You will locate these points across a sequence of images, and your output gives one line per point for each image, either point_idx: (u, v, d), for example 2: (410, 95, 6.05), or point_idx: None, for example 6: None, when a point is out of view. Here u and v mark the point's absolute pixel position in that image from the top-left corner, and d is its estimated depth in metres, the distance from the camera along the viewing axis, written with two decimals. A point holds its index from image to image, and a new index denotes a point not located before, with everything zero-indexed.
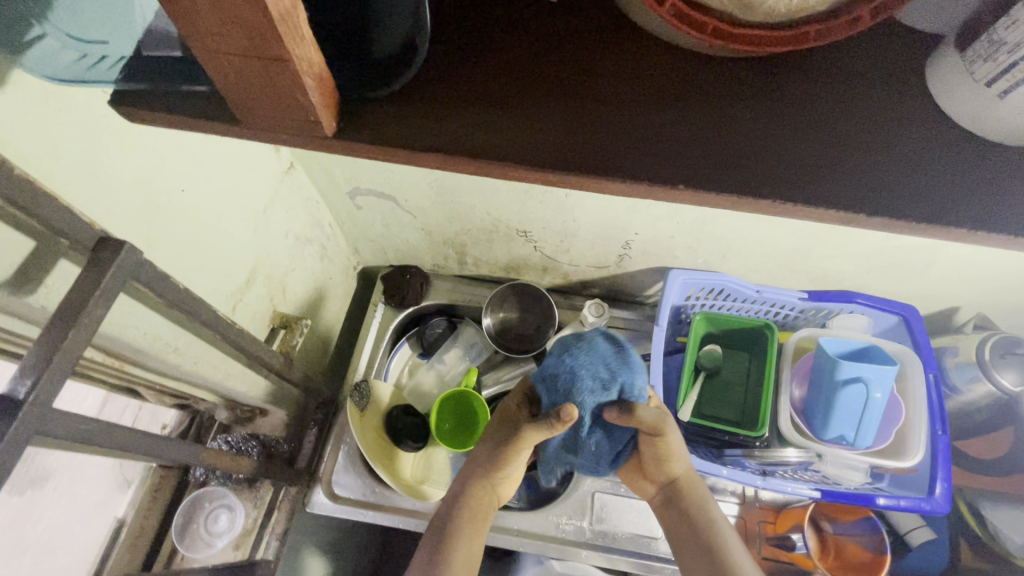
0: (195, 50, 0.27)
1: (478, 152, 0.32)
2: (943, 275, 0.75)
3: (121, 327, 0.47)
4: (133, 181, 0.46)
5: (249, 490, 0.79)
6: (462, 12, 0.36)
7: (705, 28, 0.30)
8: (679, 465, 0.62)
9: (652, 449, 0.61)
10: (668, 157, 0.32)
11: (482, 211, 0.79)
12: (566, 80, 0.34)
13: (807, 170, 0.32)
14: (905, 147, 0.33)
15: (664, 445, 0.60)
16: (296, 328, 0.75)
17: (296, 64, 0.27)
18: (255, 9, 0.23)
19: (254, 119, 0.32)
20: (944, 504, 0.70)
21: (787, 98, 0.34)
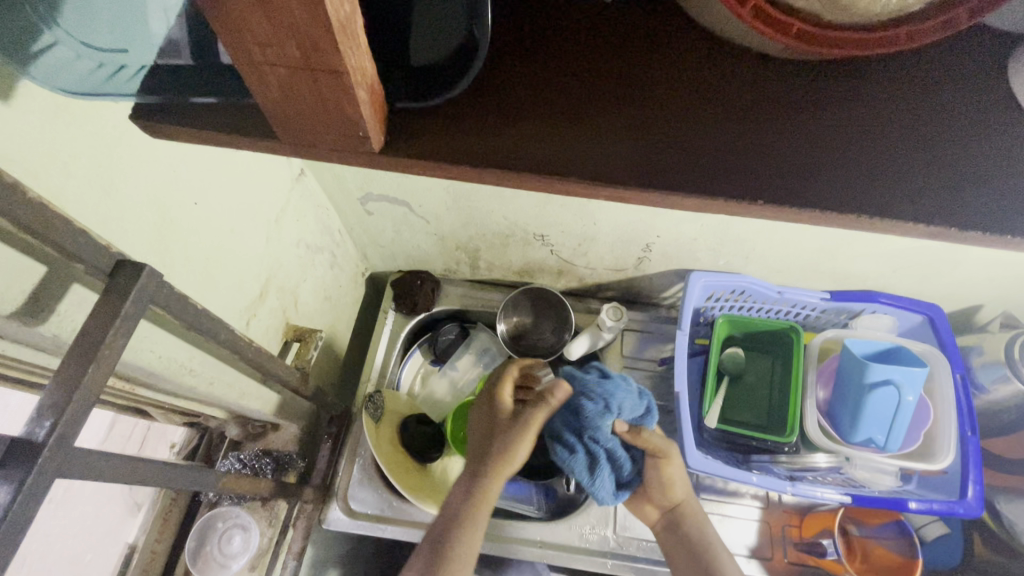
0: (237, 61, 0.24)
1: (539, 167, 0.30)
2: (970, 274, 0.74)
3: (136, 352, 0.45)
4: (147, 196, 0.43)
5: (264, 509, 0.75)
6: (509, 18, 0.34)
7: (789, 30, 0.28)
8: (681, 491, 0.69)
9: (657, 472, 0.68)
10: (741, 170, 0.30)
11: (500, 216, 0.77)
12: (625, 89, 0.32)
13: (886, 183, 0.31)
14: (984, 156, 0.32)
15: (666, 471, 0.67)
16: (311, 341, 0.72)
17: (351, 77, 0.24)
18: (315, 18, 0.21)
19: (294, 134, 0.29)
20: (977, 507, 0.69)
21: (858, 106, 0.33)
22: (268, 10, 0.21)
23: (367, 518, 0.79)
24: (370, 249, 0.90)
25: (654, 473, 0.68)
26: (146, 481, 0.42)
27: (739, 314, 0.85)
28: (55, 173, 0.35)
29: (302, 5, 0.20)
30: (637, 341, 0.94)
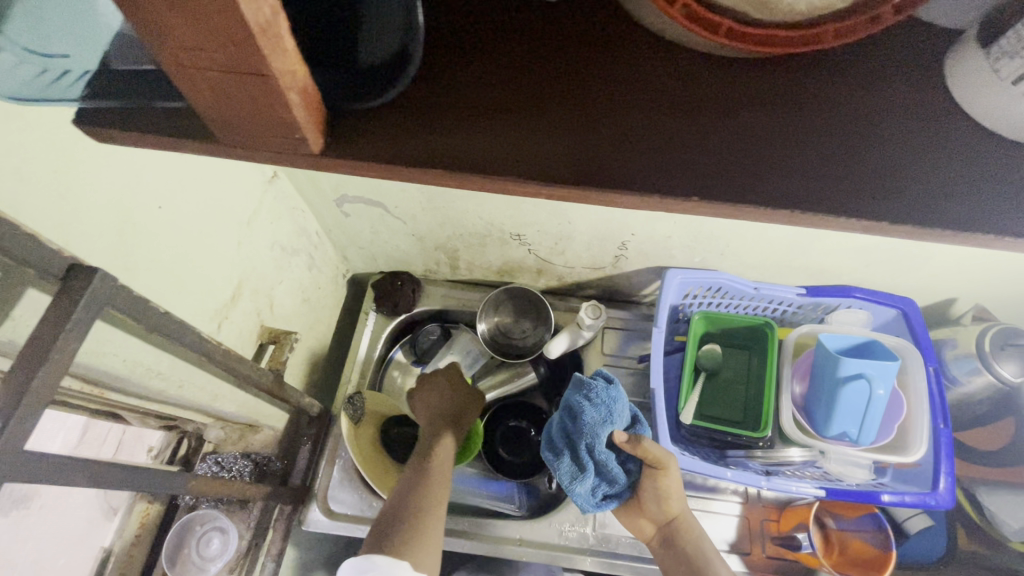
0: (163, 61, 0.24)
1: (479, 166, 0.30)
2: (941, 269, 0.74)
3: (97, 355, 0.45)
4: (106, 200, 0.44)
5: (241, 511, 0.76)
6: (451, 18, 0.34)
7: (720, 28, 0.28)
8: (677, 504, 0.65)
9: (653, 484, 0.64)
10: (682, 168, 0.31)
11: (475, 216, 0.77)
12: (565, 88, 0.32)
13: (823, 176, 0.31)
14: (920, 153, 0.32)
15: (664, 483, 0.63)
16: (285, 343, 0.72)
17: (278, 79, 0.24)
18: (231, 18, 0.21)
19: (234, 135, 0.29)
20: (948, 499, 0.70)
21: (798, 103, 0.33)
22: (185, 12, 0.21)
23: (347, 519, 0.80)
24: (349, 251, 0.90)
25: (650, 485, 0.64)
26: (107, 484, 0.42)
27: (717, 311, 0.85)
28: (5, 179, 0.35)
29: (216, 5, 0.20)
30: (618, 339, 0.94)
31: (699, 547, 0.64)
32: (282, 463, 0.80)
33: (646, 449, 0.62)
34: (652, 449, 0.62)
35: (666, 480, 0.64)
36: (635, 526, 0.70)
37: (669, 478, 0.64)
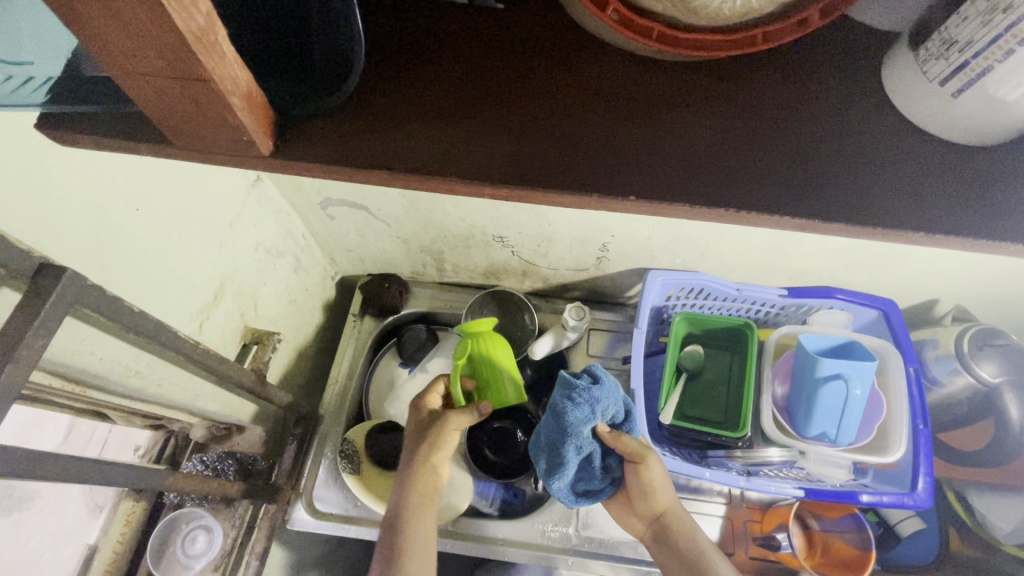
0: (111, 70, 0.26)
1: (426, 169, 0.31)
2: (921, 270, 0.74)
3: (73, 353, 0.46)
4: (81, 203, 0.45)
5: (227, 510, 0.78)
6: (403, 26, 0.35)
7: (651, 32, 0.29)
8: (665, 497, 0.65)
9: (637, 477, 0.64)
10: (621, 168, 0.31)
11: (457, 218, 0.78)
12: (509, 91, 0.33)
13: (760, 176, 0.32)
14: (862, 153, 0.33)
15: (646, 476, 0.63)
16: (269, 342, 0.74)
17: (219, 85, 0.26)
18: (165, 29, 0.22)
19: (189, 140, 0.31)
20: (927, 499, 0.70)
21: (739, 105, 0.34)
22: (123, 25, 0.23)
23: (336, 518, 0.81)
24: (336, 253, 0.90)
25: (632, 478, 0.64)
26: None
27: (700, 312, 0.85)
28: None
29: (147, 17, 0.22)
30: (604, 341, 0.95)
31: (691, 541, 0.64)
32: (266, 462, 0.81)
33: (620, 440, 0.63)
34: (624, 441, 0.63)
35: (647, 474, 0.63)
36: (628, 522, 0.71)
37: (653, 470, 0.63)
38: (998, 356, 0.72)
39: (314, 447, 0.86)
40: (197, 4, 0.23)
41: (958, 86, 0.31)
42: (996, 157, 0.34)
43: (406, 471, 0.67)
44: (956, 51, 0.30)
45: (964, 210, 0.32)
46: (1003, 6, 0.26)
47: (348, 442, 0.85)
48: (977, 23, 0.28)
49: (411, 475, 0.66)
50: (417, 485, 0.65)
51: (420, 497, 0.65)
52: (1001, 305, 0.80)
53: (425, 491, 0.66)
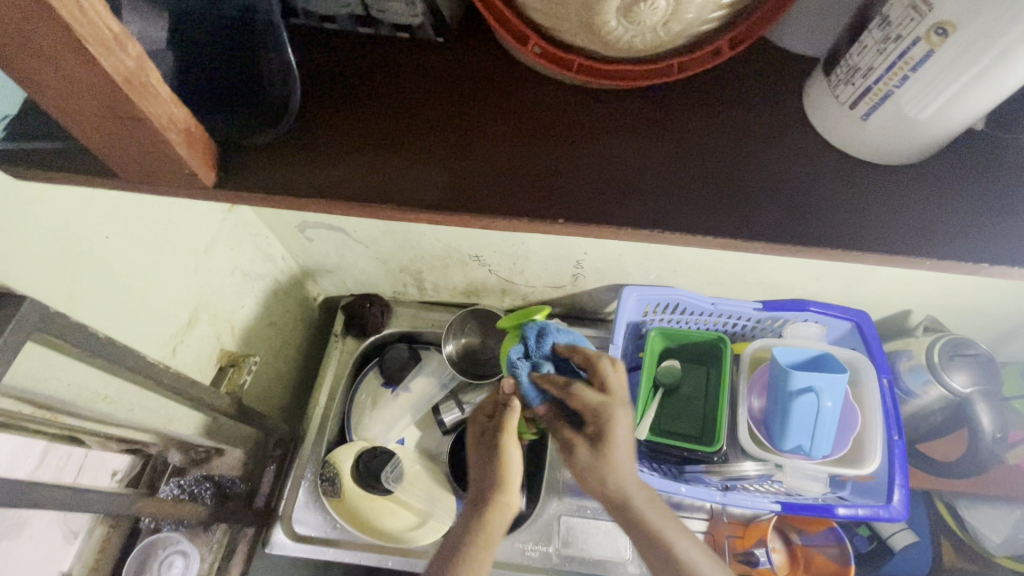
0: (54, 111, 0.28)
1: (365, 196, 0.33)
2: (890, 282, 0.75)
3: (39, 379, 0.48)
4: (50, 232, 0.47)
5: (204, 534, 0.78)
6: (348, 58, 0.37)
7: (573, 66, 0.32)
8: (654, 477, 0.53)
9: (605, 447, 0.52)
10: (549, 191, 0.33)
11: (431, 239, 0.78)
12: (447, 118, 0.35)
13: (685, 200, 0.33)
14: (787, 173, 0.34)
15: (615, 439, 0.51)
16: (243, 366, 0.75)
17: (154, 122, 0.28)
18: (94, 71, 0.25)
19: (130, 172, 0.33)
20: (903, 511, 0.70)
21: (671, 129, 0.35)
22: (58, 68, 0.25)
23: (318, 541, 0.82)
24: (315, 275, 0.90)
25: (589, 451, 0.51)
26: None
27: (676, 328, 0.86)
28: None
29: (78, 58, 0.24)
30: None
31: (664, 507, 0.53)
32: (245, 484, 0.82)
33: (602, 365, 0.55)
34: (590, 393, 0.52)
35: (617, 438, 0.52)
36: None
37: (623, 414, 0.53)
38: (967, 366, 0.72)
39: (293, 470, 0.87)
40: (126, 48, 0.26)
41: (866, 109, 0.32)
42: (923, 172, 0.35)
43: (471, 506, 0.55)
44: (860, 77, 0.31)
45: (885, 227, 0.33)
46: (895, 36, 0.28)
47: (330, 466, 0.85)
48: (875, 51, 0.30)
49: (477, 509, 0.54)
50: (483, 526, 0.53)
51: (486, 538, 0.52)
52: (973, 315, 0.80)
53: (491, 531, 0.53)
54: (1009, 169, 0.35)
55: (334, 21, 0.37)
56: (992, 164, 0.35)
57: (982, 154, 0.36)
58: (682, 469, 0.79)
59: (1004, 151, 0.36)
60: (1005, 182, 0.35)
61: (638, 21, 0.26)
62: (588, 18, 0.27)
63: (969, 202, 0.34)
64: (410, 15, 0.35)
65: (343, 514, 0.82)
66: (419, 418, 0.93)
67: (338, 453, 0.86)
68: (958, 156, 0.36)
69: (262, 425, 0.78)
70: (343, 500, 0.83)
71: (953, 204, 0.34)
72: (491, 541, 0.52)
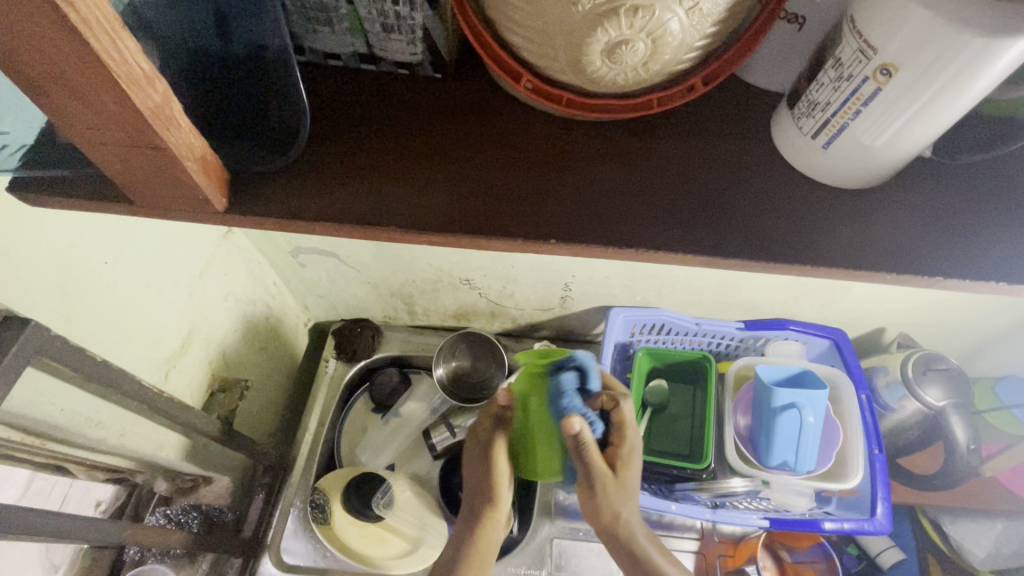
0: (79, 143, 0.30)
1: (368, 219, 0.35)
2: (864, 300, 0.79)
3: (34, 404, 0.48)
4: (52, 257, 0.48)
5: (190, 566, 0.76)
6: (350, 91, 0.40)
7: (561, 100, 0.35)
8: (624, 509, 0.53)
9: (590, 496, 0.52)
10: (542, 215, 0.36)
11: (423, 263, 0.80)
12: (445, 147, 0.38)
13: (669, 222, 0.36)
14: (761, 198, 0.37)
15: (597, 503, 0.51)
16: (235, 389, 0.75)
17: (174, 150, 0.30)
18: (123, 105, 0.27)
19: (148, 199, 0.35)
20: (886, 524, 0.73)
21: (653, 157, 0.38)
22: (88, 103, 0.27)
23: (307, 570, 0.81)
24: (307, 300, 0.91)
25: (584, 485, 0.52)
26: None
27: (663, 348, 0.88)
28: None
29: (108, 92, 0.26)
30: None
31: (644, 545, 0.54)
32: (233, 514, 0.81)
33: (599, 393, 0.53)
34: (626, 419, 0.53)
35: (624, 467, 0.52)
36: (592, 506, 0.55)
37: (626, 482, 0.52)
38: (940, 380, 0.75)
39: (282, 497, 0.86)
40: (154, 84, 0.28)
41: (826, 138, 0.35)
42: (883, 196, 0.38)
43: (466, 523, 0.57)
44: (819, 110, 0.34)
45: (850, 245, 0.36)
46: (847, 75, 0.32)
47: (319, 492, 0.84)
48: (831, 88, 0.33)
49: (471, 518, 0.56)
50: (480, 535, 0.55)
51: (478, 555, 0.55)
52: (943, 331, 0.84)
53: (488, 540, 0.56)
54: (956, 192, 0.39)
55: (339, 58, 0.40)
56: (938, 187, 0.39)
57: (931, 179, 0.39)
58: (672, 488, 0.79)
59: (951, 175, 0.39)
60: (952, 203, 0.38)
61: (620, 61, 0.29)
62: (575, 56, 0.30)
63: (924, 221, 0.37)
64: (410, 53, 0.38)
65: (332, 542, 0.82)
66: (409, 444, 0.94)
67: (330, 480, 0.85)
68: (909, 180, 0.39)
69: (252, 451, 0.78)
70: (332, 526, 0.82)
71: (910, 225, 0.37)
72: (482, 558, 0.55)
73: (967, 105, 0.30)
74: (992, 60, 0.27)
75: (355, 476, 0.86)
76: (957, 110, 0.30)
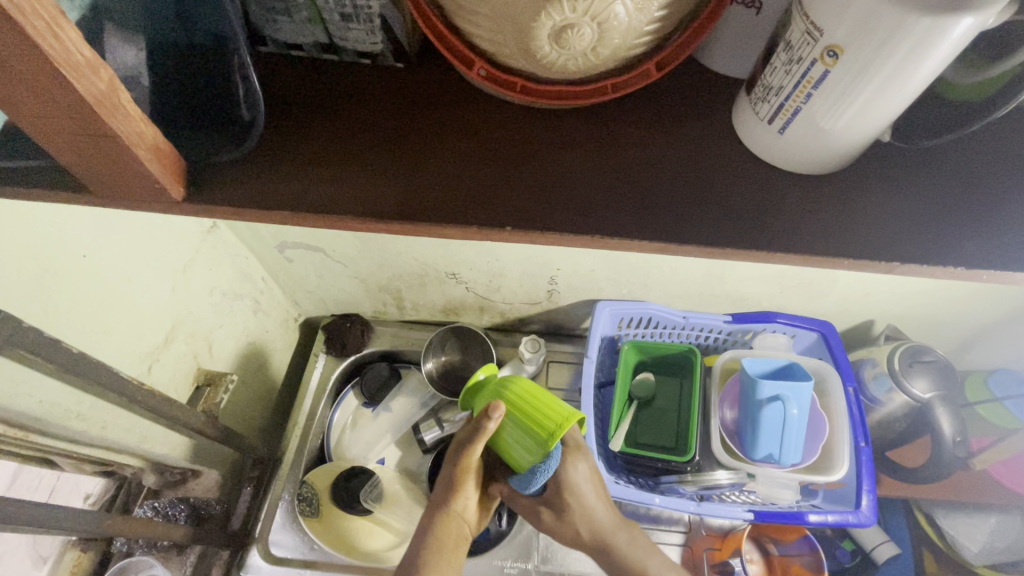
0: (31, 132, 0.31)
1: (324, 208, 0.36)
2: (851, 292, 0.78)
3: (11, 396, 0.49)
4: (30, 250, 0.49)
5: (178, 558, 0.78)
6: (313, 81, 0.40)
7: (516, 87, 0.35)
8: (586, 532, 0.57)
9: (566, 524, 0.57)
10: (498, 203, 0.36)
11: (408, 258, 0.80)
12: (403, 137, 0.38)
13: (626, 209, 0.36)
14: (722, 184, 0.37)
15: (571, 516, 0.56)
16: (221, 384, 0.75)
17: (124, 139, 0.30)
18: (67, 93, 0.27)
19: (106, 189, 0.35)
20: (870, 517, 0.72)
21: (613, 145, 0.38)
22: (33, 92, 0.27)
23: (295, 563, 0.82)
24: (296, 295, 0.91)
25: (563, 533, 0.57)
26: None
27: (650, 341, 0.87)
28: None
29: (51, 80, 0.27)
30: (564, 372, 0.96)
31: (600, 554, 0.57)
32: (221, 506, 0.82)
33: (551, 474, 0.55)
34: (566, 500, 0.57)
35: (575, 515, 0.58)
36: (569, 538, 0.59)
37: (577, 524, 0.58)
38: (927, 372, 0.75)
39: (271, 490, 0.87)
40: (97, 72, 0.28)
41: (782, 124, 0.35)
42: (847, 182, 0.38)
43: (429, 512, 0.57)
44: (773, 95, 0.34)
45: (813, 231, 0.36)
46: (797, 58, 0.32)
47: (307, 486, 0.85)
48: (783, 72, 0.33)
49: (439, 513, 0.56)
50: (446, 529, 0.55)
51: (439, 543, 0.54)
52: (934, 323, 0.83)
53: (455, 535, 0.55)
54: (921, 178, 0.38)
55: (302, 48, 0.41)
56: (903, 172, 0.39)
57: (896, 165, 0.39)
58: (657, 480, 0.80)
59: (916, 160, 0.39)
60: (917, 188, 0.38)
61: (568, 46, 0.29)
62: (524, 42, 0.30)
63: (890, 208, 0.37)
64: (369, 42, 0.38)
65: (319, 534, 0.82)
66: (399, 437, 0.93)
67: (318, 476, 0.86)
68: (873, 166, 0.39)
69: (240, 444, 0.78)
70: (321, 519, 0.83)
71: (874, 212, 0.37)
72: (447, 548, 0.54)
73: (920, 84, 0.30)
74: (937, 39, 0.27)
75: (343, 471, 0.86)
76: (908, 91, 0.30)
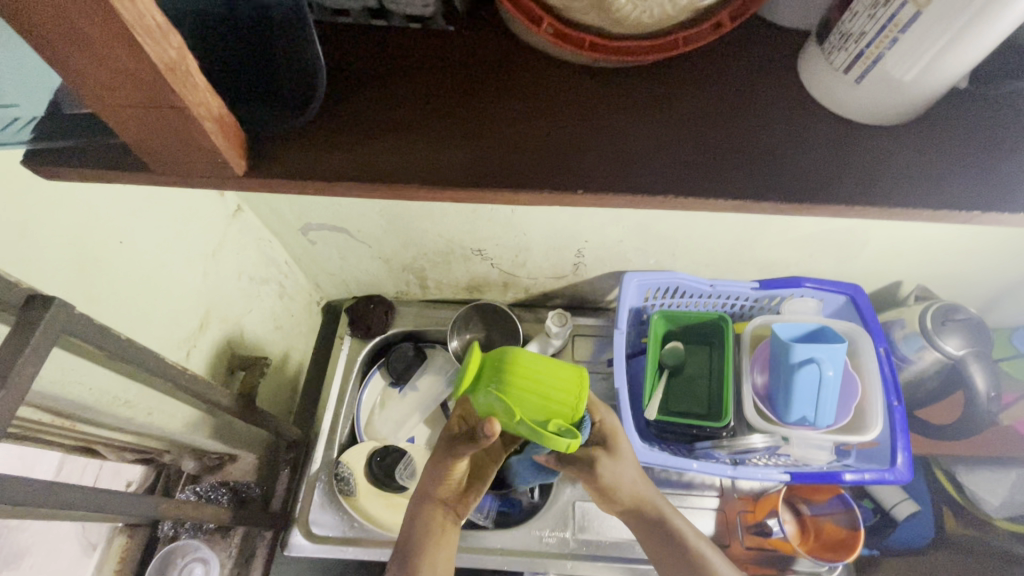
0: (93, 104, 0.30)
1: (389, 175, 0.35)
2: (881, 254, 0.78)
3: (62, 385, 0.48)
4: (69, 237, 0.48)
5: (223, 540, 0.79)
6: (361, 52, 0.39)
7: (584, 43, 0.33)
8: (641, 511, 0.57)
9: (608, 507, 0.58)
10: (560, 165, 0.35)
11: (434, 236, 0.79)
12: (460, 102, 0.37)
13: (695, 168, 0.35)
14: (790, 140, 0.36)
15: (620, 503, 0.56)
16: (256, 366, 0.75)
17: (190, 109, 0.30)
18: (138, 61, 0.26)
19: (163, 162, 0.35)
20: (907, 473, 0.73)
21: (676, 105, 0.37)
22: (101, 61, 0.26)
23: (336, 541, 0.81)
24: (318, 277, 0.91)
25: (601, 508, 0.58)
26: None
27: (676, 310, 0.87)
28: None
29: (121, 47, 0.26)
30: (589, 345, 0.96)
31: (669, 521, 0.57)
32: (260, 489, 0.83)
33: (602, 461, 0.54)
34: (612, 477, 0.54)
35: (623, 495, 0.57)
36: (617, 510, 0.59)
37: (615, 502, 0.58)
38: (960, 329, 0.75)
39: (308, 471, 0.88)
40: (167, 37, 0.27)
41: (859, 73, 0.34)
42: (911, 136, 0.37)
43: (419, 498, 0.58)
44: (852, 42, 0.33)
45: (884, 185, 0.35)
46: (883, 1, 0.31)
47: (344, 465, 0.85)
48: (867, 17, 0.32)
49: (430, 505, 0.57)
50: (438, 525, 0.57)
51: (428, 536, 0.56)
52: (962, 282, 0.83)
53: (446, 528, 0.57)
54: (986, 131, 0.38)
55: (348, 15, 0.39)
56: (968, 125, 0.38)
57: (960, 118, 0.38)
58: (692, 447, 0.81)
59: (978, 114, 0.39)
60: (983, 141, 0.37)
61: None
62: None
63: (958, 161, 0.37)
64: (422, 7, 0.37)
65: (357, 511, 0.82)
66: (428, 416, 0.94)
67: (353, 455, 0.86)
68: (935, 120, 0.38)
69: (276, 427, 0.79)
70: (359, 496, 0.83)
71: (940, 165, 0.36)
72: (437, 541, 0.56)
73: (1008, 27, 0.29)
74: None
75: (376, 449, 0.87)
76: (995, 34, 0.29)
